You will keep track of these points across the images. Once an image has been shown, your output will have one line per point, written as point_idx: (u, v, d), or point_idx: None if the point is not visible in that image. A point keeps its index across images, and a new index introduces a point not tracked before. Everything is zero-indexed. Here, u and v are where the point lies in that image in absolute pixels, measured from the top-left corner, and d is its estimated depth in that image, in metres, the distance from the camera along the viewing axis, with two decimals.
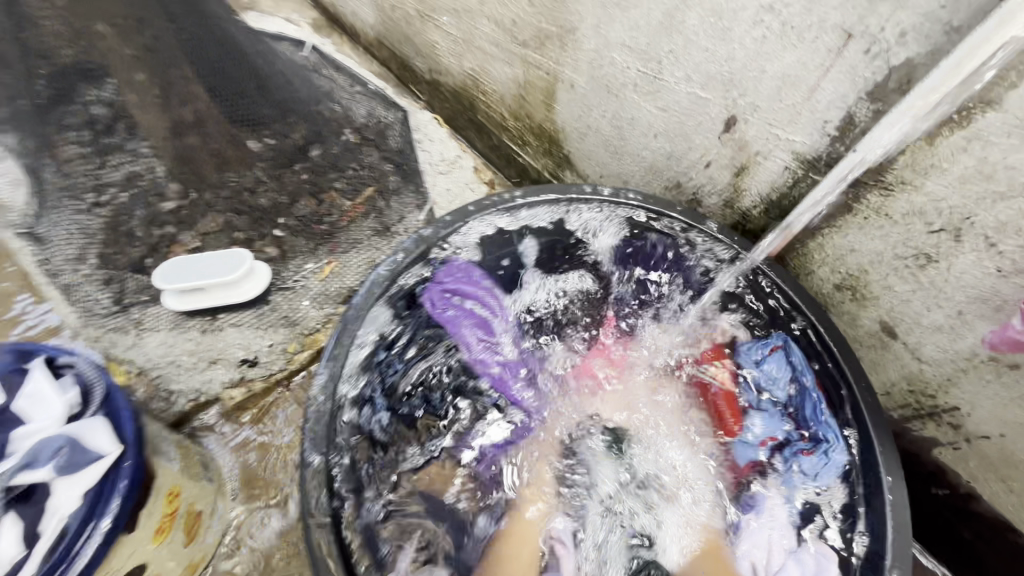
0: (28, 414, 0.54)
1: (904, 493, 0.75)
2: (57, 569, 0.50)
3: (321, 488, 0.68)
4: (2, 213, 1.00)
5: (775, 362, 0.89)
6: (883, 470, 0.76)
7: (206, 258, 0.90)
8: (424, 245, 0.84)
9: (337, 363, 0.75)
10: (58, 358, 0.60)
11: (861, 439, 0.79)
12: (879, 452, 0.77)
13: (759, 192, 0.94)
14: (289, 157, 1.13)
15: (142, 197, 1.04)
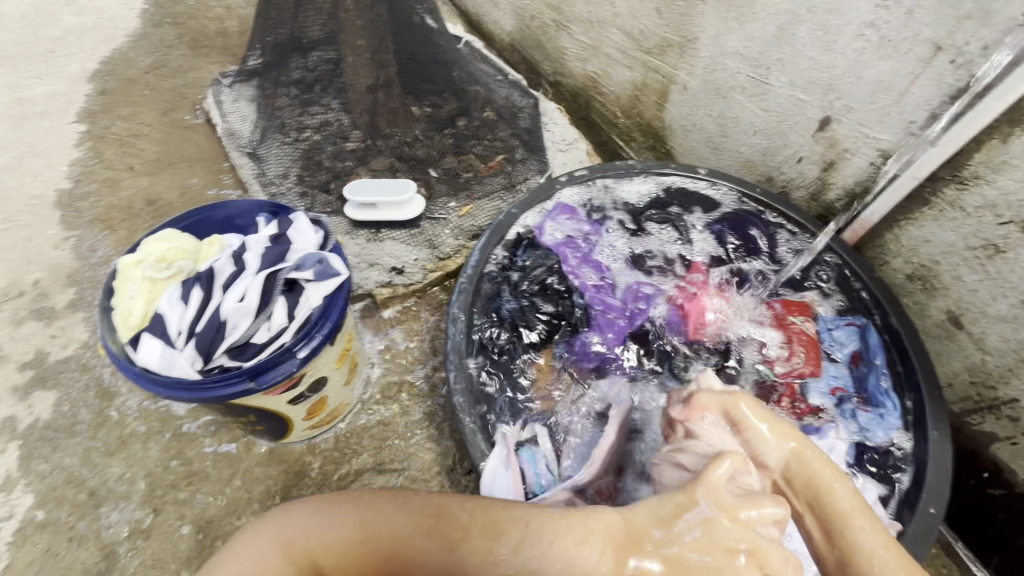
0: (297, 242, 0.80)
1: (948, 448, 0.84)
2: (304, 340, 0.75)
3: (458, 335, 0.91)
4: (236, 138, 1.36)
5: (842, 328, 0.98)
6: (933, 426, 0.86)
7: (380, 183, 1.17)
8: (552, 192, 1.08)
9: (480, 258, 0.99)
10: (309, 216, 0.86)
11: (916, 405, 0.89)
12: (933, 412, 0.86)
13: (844, 186, 1.07)
14: (440, 124, 1.39)
15: (331, 139, 1.34)
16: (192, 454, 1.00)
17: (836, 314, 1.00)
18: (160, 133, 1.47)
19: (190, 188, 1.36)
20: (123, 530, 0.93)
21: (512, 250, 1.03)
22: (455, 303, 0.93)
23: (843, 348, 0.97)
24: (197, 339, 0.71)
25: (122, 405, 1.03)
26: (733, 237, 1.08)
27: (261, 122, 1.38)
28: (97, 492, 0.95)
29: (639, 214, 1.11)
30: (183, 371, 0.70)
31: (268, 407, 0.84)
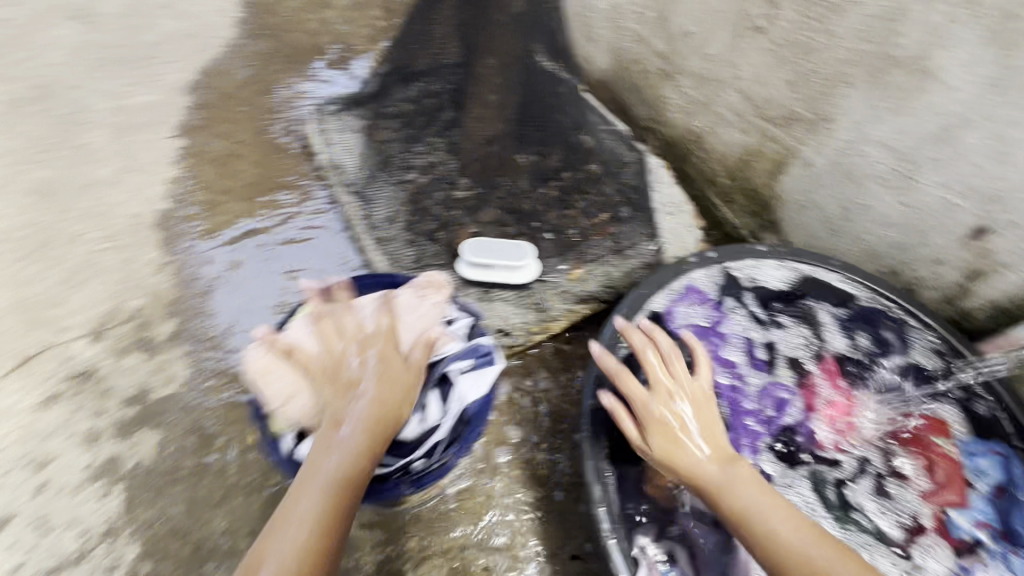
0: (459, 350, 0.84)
1: None
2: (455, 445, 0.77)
3: (592, 425, 0.93)
4: (340, 173, 1.33)
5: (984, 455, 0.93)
6: None
7: (498, 243, 1.13)
8: (681, 270, 1.07)
9: (611, 341, 1.00)
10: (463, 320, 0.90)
11: None
12: None
13: (990, 298, 1.02)
14: (545, 175, 1.36)
15: (438, 182, 1.31)
16: None
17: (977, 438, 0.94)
18: (257, 155, 1.44)
19: (288, 218, 1.34)
20: None
21: (640, 337, 1.02)
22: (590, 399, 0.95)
23: (986, 478, 0.91)
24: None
25: (225, 453, 1.02)
26: (868, 333, 1.05)
27: (365, 157, 1.35)
28: (202, 546, 0.93)
29: (766, 305, 1.09)
30: None
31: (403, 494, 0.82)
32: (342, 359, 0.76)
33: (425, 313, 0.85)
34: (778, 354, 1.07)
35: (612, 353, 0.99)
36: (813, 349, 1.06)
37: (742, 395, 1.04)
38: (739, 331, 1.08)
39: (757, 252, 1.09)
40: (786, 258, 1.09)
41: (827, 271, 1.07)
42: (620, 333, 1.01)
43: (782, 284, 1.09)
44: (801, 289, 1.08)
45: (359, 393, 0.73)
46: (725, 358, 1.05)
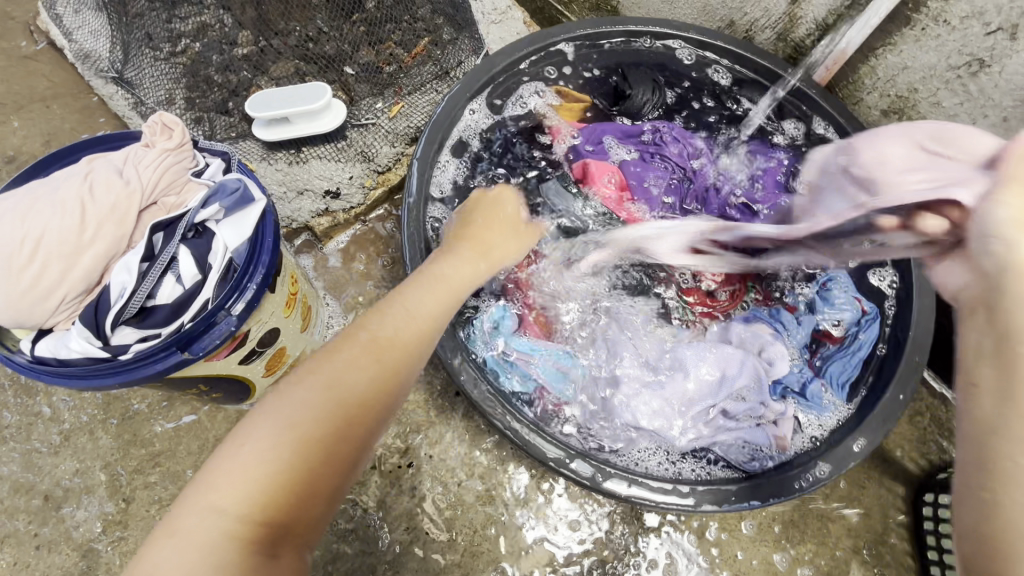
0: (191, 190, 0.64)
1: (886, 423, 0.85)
2: (234, 293, 0.63)
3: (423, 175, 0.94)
4: (95, 61, 1.10)
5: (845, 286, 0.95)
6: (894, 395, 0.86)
7: (288, 90, 0.96)
8: (544, 44, 1.03)
9: (446, 115, 0.97)
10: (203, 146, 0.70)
11: (872, 388, 0.89)
12: (888, 394, 0.86)
13: (815, 19, 0.95)
14: (344, 8, 1.10)
15: (215, 46, 1.09)
16: (149, 434, 0.91)
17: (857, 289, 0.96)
18: None
19: (56, 135, 1.12)
20: (95, 525, 0.85)
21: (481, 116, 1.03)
22: (425, 132, 0.95)
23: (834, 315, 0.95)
24: (80, 313, 0.57)
25: (51, 400, 0.91)
26: (723, 94, 1.09)
27: (119, 35, 1.09)
28: (53, 494, 0.86)
29: (659, 79, 1.09)
30: (82, 351, 0.57)
31: (219, 372, 0.73)
32: (46, 223, 0.57)
33: (150, 160, 0.64)
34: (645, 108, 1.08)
35: (452, 121, 0.98)
36: (681, 101, 1.10)
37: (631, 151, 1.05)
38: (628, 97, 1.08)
39: (631, 24, 1.05)
40: (664, 27, 1.05)
41: (688, 39, 1.06)
42: (461, 111, 0.99)
43: (658, 50, 1.08)
44: (666, 57, 1.08)
45: (83, 238, 0.57)
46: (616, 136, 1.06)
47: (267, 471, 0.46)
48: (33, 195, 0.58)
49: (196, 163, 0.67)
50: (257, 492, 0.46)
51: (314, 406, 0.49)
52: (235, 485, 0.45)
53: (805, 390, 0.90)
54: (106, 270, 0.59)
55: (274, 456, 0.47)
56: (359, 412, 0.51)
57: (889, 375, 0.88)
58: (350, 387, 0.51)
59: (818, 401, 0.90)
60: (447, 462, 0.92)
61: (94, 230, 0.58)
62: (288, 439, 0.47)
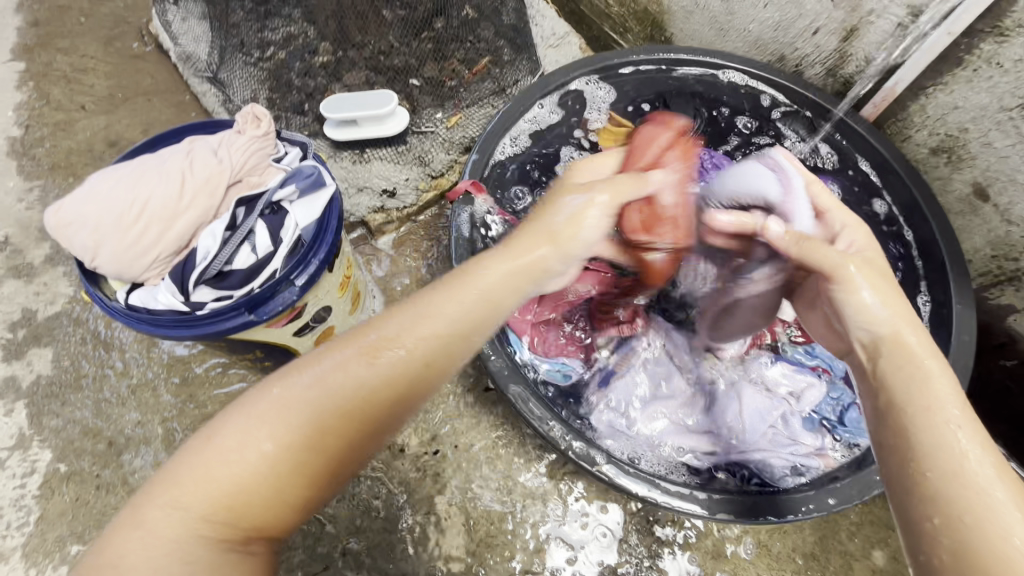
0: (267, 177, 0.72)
1: None
2: (299, 265, 0.70)
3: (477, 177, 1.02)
4: (193, 62, 1.23)
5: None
6: None
7: (360, 95, 1.05)
8: (594, 67, 1.09)
9: (500, 129, 1.04)
10: (282, 133, 0.79)
11: None
12: None
13: (865, 57, 0.98)
14: (415, 26, 1.19)
15: (298, 54, 1.21)
16: (204, 397, 0.99)
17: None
18: (108, 66, 1.33)
19: (152, 125, 1.26)
20: (149, 473, 0.93)
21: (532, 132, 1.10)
22: (480, 141, 1.03)
23: None
24: (170, 271, 0.66)
25: (125, 356, 1.01)
26: (766, 122, 1.12)
27: (217, 40, 1.23)
28: (116, 441, 0.95)
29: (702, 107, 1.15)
30: (168, 304, 0.66)
31: (274, 340, 0.80)
32: (149, 190, 0.65)
33: (239, 144, 0.72)
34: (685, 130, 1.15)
35: (503, 135, 1.05)
36: (719, 126, 1.15)
37: None
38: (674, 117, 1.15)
39: (680, 52, 1.09)
40: (711, 59, 1.09)
41: (737, 71, 1.09)
42: (515, 124, 1.06)
43: (705, 80, 1.11)
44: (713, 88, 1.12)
45: (177, 206, 0.66)
46: None
47: (252, 478, 0.50)
48: (142, 166, 0.68)
49: (277, 151, 0.76)
50: (213, 496, 0.49)
51: (265, 459, 0.50)
52: (201, 484, 0.49)
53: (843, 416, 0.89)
54: (194, 236, 0.67)
55: (177, 526, 0.48)
56: (346, 425, 0.52)
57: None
58: (339, 404, 0.52)
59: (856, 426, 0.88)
60: (471, 452, 0.96)
61: (190, 199, 0.66)
62: (210, 485, 0.49)
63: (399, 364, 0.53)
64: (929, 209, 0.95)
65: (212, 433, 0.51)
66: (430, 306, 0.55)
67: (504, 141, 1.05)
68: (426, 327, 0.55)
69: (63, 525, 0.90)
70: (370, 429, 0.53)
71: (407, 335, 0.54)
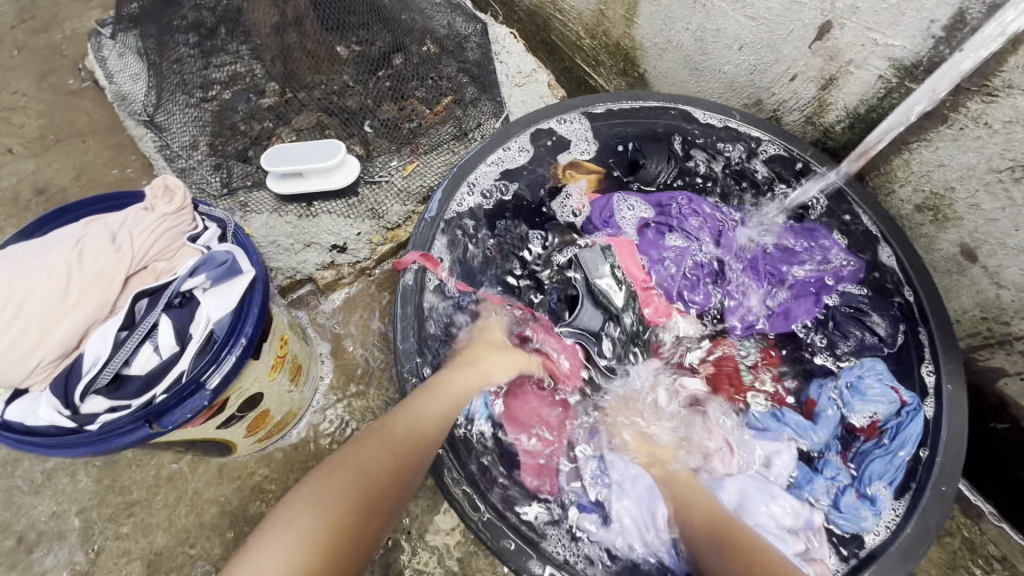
0: (176, 262, 0.63)
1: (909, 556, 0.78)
2: (211, 364, 0.62)
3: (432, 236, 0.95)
4: (129, 103, 1.14)
5: (878, 376, 0.88)
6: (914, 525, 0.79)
7: (305, 146, 0.98)
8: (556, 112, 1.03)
9: (455, 183, 0.98)
10: (200, 206, 0.71)
11: (903, 515, 0.80)
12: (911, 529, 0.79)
13: (845, 106, 0.91)
14: (372, 64, 1.13)
15: (244, 95, 1.12)
16: (129, 481, 0.89)
17: (894, 379, 0.88)
18: (41, 103, 1.23)
19: (86, 169, 1.16)
20: (62, 574, 0.84)
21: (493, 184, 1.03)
22: (436, 194, 0.97)
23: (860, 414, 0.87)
24: (51, 382, 0.56)
25: None
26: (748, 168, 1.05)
27: (156, 79, 1.14)
28: (26, 537, 0.85)
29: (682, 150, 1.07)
30: (49, 420, 0.56)
31: (193, 436, 0.71)
32: (28, 289, 0.56)
33: (145, 225, 0.63)
34: (662, 177, 1.07)
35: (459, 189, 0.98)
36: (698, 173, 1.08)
37: (651, 222, 1.03)
38: (649, 164, 1.06)
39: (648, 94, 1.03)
40: (682, 104, 1.03)
41: (711, 116, 1.03)
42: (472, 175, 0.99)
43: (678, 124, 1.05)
44: (686, 133, 1.05)
45: (61, 306, 0.57)
46: (638, 206, 1.05)
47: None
48: (24, 257, 0.58)
49: (193, 227, 0.67)
50: None
51: (300, 547, 0.55)
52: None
53: (836, 502, 0.83)
54: (83, 337, 0.58)
55: None
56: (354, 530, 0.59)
57: (921, 501, 0.80)
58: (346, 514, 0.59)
59: (849, 514, 0.82)
60: (424, 541, 0.88)
61: (77, 296, 0.57)
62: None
63: (406, 439, 0.68)
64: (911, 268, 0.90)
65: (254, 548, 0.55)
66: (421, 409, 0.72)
67: (461, 195, 0.99)
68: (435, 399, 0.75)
69: None
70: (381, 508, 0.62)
71: (415, 419, 0.70)
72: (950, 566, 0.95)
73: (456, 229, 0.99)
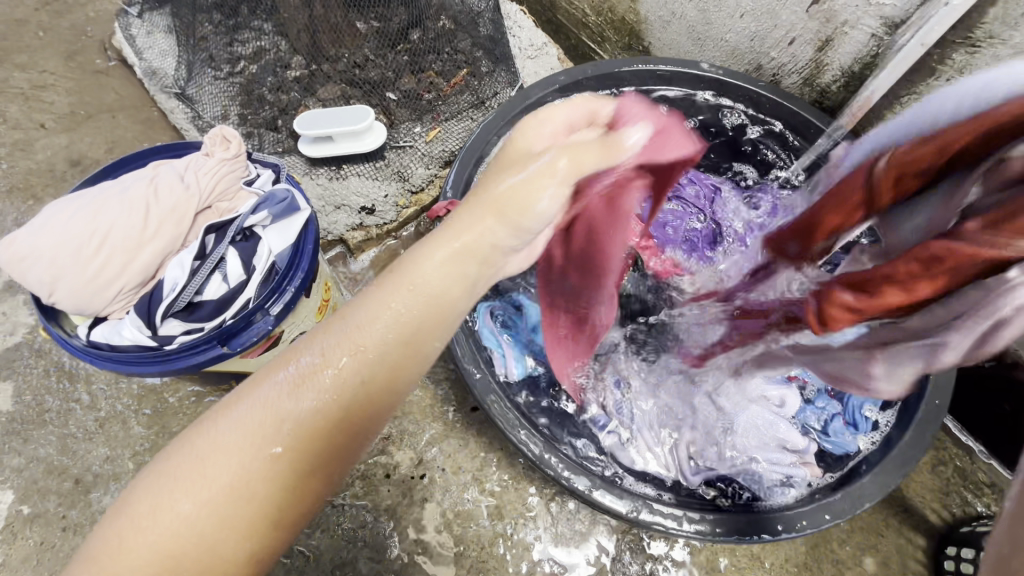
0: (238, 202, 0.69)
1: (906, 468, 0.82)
2: (274, 293, 0.67)
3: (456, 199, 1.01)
4: (159, 78, 1.19)
5: None
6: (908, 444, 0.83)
7: (334, 111, 1.03)
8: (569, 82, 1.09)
9: (475, 150, 1.04)
10: (255, 155, 0.76)
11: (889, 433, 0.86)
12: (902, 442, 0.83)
13: (841, 66, 0.98)
14: (391, 39, 1.18)
15: (270, 69, 1.18)
16: (177, 428, 0.95)
17: None
18: (69, 82, 1.28)
19: (118, 143, 1.21)
20: None
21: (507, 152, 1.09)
22: (461, 156, 1.03)
23: None
24: (135, 304, 0.62)
25: (91, 388, 0.96)
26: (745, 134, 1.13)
27: (184, 55, 1.19)
28: (83, 479, 0.90)
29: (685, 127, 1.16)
30: (133, 339, 0.62)
31: (251, 370, 0.77)
32: (112, 220, 0.62)
33: (208, 168, 0.69)
34: None
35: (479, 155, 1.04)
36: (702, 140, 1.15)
37: None
38: None
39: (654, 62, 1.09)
40: (687, 72, 1.10)
41: (715, 82, 1.09)
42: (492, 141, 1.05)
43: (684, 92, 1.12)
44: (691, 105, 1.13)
45: (142, 236, 0.62)
46: None
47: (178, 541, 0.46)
48: (105, 194, 0.64)
49: (248, 173, 0.73)
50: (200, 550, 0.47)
51: (232, 484, 0.47)
52: (162, 511, 0.47)
53: (826, 427, 0.90)
54: (160, 266, 0.64)
55: (158, 550, 0.46)
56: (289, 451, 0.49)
57: (909, 417, 0.85)
58: (271, 440, 0.49)
59: (836, 436, 0.89)
60: (459, 475, 0.94)
61: (156, 228, 0.63)
62: (201, 509, 0.47)
63: (344, 379, 0.49)
64: None
65: (198, 440, 0.49)
66: (363, 317, 0.50)
67: (482, 160, 1.05)
68: (383, 318, 0.50)
69: (27, 571, 0.85)
70: (351, 434, 0.51)
71: (325, 351, 0.50)
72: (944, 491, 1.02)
73: (478, 195, 1.05)
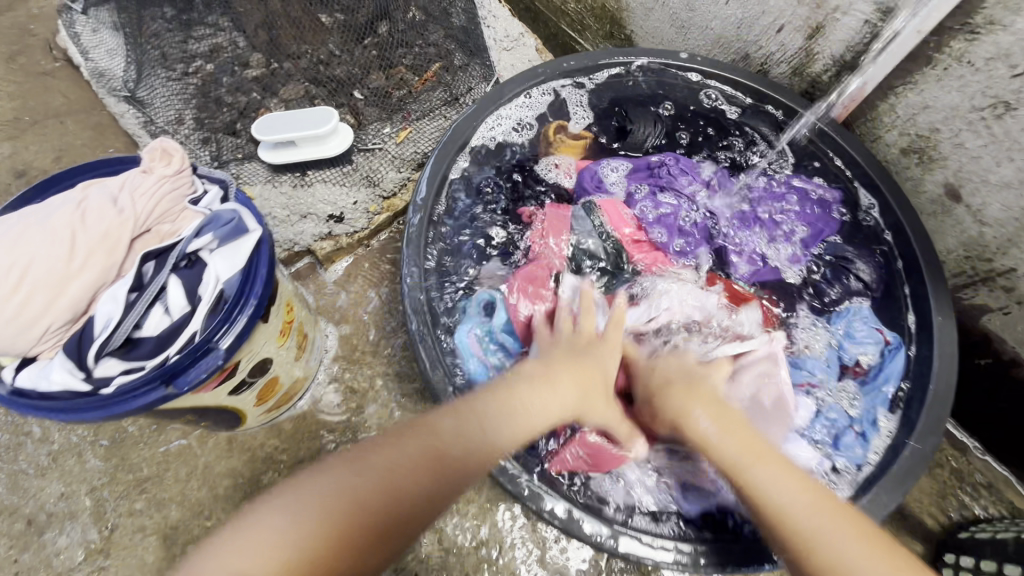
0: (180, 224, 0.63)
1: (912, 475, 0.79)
2: (224, 324, 0.61)
3: (430, 203, 0.93)
4: (107, 79, 1.11)
5: (862, 320, 0.94)
6: (913, 446, 0.81)
7: (295, 114, 0.96)
8: (547, 75, 1.02)
9: (449, 149, 0.96)
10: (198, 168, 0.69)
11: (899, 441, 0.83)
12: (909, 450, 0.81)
13: (832, 54, 0.93)
14: (358, 32, 1.12)
15: (227, 67, 1.10)
16: (137, 459, 0.89)
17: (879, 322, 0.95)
18: (12, 85, 1.19)
19: (67, 151, 1.13)
20: (77, 553, 0.84)
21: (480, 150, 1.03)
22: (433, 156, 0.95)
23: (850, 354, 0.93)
24: (65, 344, 0.56)
25: (42, 419, 0.90)
26: (729, 126, 1.09)
27: (134, 54, 1.10)
28: (36, 519, 0.85)
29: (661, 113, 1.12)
30: (63, 384, 0.55)
31: (206, 403, 0.71)
32: (33, 252, 0.55)
33: (145, 188, 0.63)
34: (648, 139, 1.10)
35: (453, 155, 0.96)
36: (685, 132, 1.11)
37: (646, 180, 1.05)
38: (637, 127, 1.10)
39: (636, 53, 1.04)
40: (671, 62, 1.04)
41: (699, 72, 1.04)
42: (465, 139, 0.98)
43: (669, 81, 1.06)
44: (672, 98, 1.09)
45: (69, 269, 0.56)
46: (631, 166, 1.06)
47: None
48: (26, 221, 0.57)
49: (193, 190, 0.66)
50: None
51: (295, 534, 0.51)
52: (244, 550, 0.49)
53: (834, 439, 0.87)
54: (92, 302, 0.58)
55: None
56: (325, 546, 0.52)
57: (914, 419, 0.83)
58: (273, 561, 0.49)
59: (845, 449, 0.86)
60: None
61: (83, 259, 0.57)
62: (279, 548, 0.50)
63: (454, 463, 0.59)
64: (905, 210, 0.92)
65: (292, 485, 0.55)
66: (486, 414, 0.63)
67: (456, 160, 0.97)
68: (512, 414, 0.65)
69: None
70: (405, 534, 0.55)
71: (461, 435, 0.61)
72: (939, 494, 1.00)
73: (451, 198, 0.98)
